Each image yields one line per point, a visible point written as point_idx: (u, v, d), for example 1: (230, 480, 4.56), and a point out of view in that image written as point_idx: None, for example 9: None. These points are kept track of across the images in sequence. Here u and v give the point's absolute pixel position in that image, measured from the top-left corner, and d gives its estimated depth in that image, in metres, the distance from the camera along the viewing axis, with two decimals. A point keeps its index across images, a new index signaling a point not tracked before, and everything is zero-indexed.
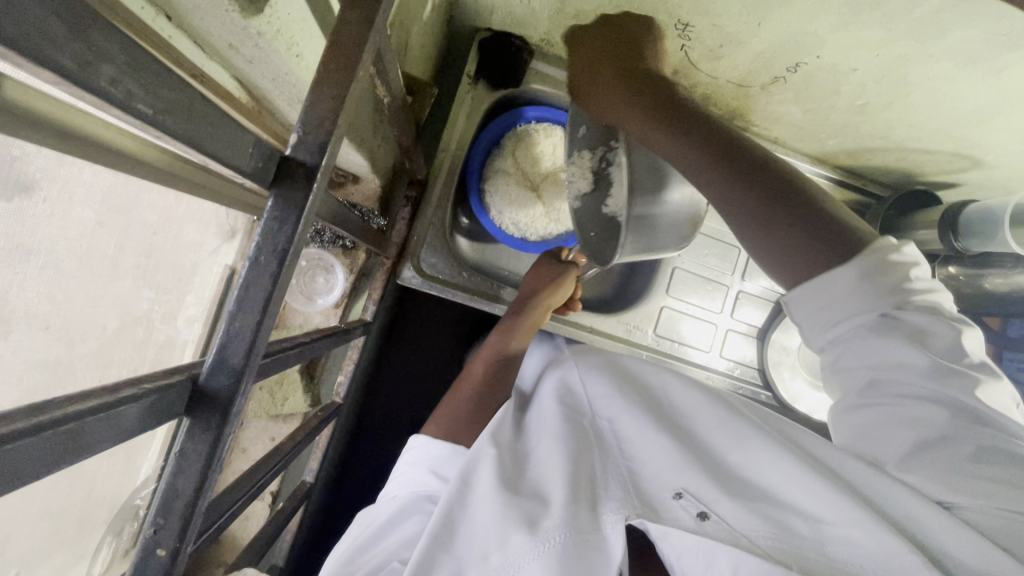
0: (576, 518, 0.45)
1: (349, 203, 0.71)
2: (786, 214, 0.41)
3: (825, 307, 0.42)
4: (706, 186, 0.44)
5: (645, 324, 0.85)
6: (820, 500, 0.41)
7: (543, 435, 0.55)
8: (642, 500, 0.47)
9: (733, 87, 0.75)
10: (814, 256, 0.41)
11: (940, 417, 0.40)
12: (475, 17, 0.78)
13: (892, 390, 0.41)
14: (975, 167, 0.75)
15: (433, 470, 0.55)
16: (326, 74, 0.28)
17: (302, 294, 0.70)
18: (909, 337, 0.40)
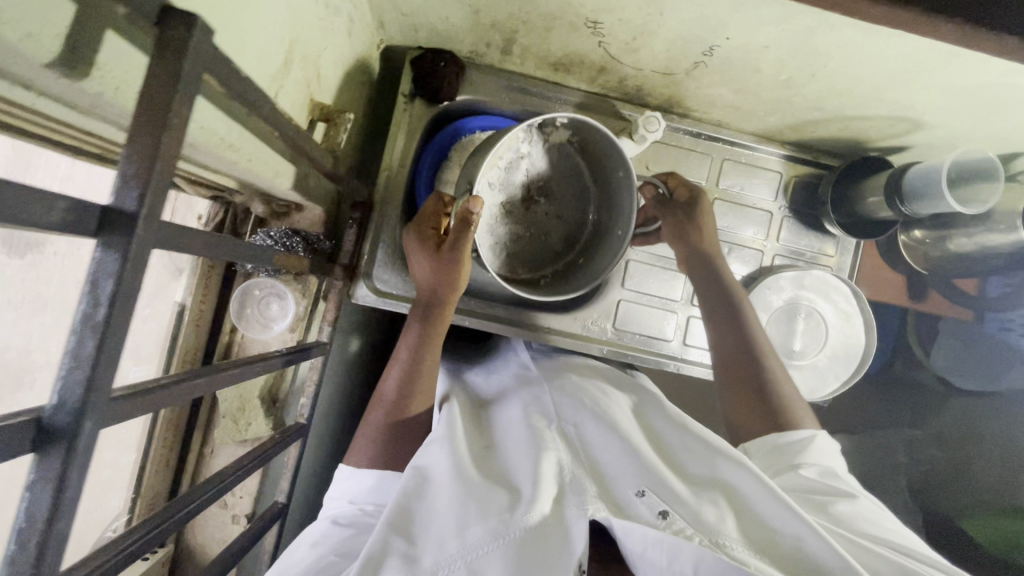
0: (547, 511, 0.48)
1: (294, 231, 0.74)
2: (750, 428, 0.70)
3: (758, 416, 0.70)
4: (726, 370, 0.74)
5: (604, 320, 0.86)
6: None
7: (512, 436, 0.58)
8: (608, 498, 0.50)
9: (660, 76, 0.75)
10: (760, 421, 0.69)
11: (852, 493, 0.57)
12: (403, 37, 0.80)
13: (820, 480, 0.59)
14: (918, 128, 0.74)
15: (356, 500, 0.60)
16: (140, 124, 0.27)
17: (256, 322, 0.73)
18: (816, 463, 0.62)
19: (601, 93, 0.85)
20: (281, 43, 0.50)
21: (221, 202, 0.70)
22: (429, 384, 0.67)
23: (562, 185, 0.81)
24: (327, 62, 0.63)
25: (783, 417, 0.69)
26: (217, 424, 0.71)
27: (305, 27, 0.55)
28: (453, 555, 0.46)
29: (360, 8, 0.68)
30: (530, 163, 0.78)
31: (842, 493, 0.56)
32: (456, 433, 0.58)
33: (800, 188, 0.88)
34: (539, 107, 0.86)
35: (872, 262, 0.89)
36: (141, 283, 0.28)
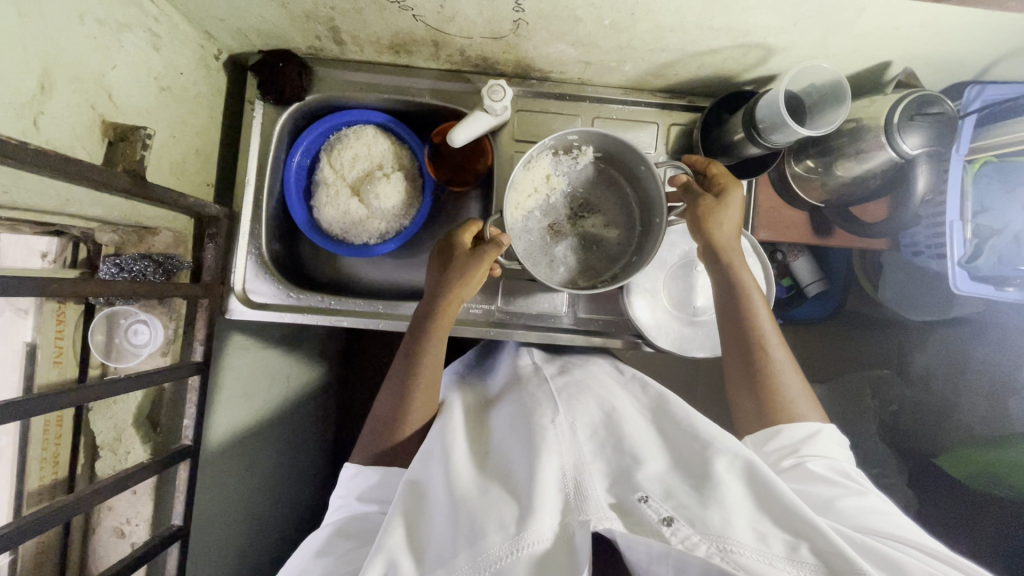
0: (549, 527, 0.48)
1: (146, 254, 0.73)
2: (752, 421, 0.68)
3: (760, 412, 0.67)
4: (737, 370, 0.70)
5: (491, 301, 0.84)
6: (785, 513, 0.48)
7: (514, 446, 0.59)
8: (613, 508, 0.50)
9: (493, 42, 0.72)
10: (764, 408, 0.67)
11: (856, 488, 0.57)
12: (239, 45, 0.78)
13: (830, 479, 0.58)
14: (771, 54, 0.69)
15: (362, 496, 0.63)
16: None
17: (124, 350, 0.73)
18: (827, 459, 0.61)
19: (455, 69, 0.82)
20: (27, 69, 0.49)
21: (64, 237, 0.69)
22: (429, 394, 0.70)
23: (608, 206, 0.83)
24: (123, 81, 0.61)
25: (773, 404, 0.66)
26: (97, 458, 0.72)
27: (68, 50, 0.54)
28: (455, 572, 0.46)
29: (164, 21, 0.67)
30: (564, 185, 0.82)
31: (856, 488, 0.56)
32: (457, 449, 0.59)
33: (681, 136, 0.84)
34: (394, 92, 0.84)
35: (768, 202, 0.84)
36: None
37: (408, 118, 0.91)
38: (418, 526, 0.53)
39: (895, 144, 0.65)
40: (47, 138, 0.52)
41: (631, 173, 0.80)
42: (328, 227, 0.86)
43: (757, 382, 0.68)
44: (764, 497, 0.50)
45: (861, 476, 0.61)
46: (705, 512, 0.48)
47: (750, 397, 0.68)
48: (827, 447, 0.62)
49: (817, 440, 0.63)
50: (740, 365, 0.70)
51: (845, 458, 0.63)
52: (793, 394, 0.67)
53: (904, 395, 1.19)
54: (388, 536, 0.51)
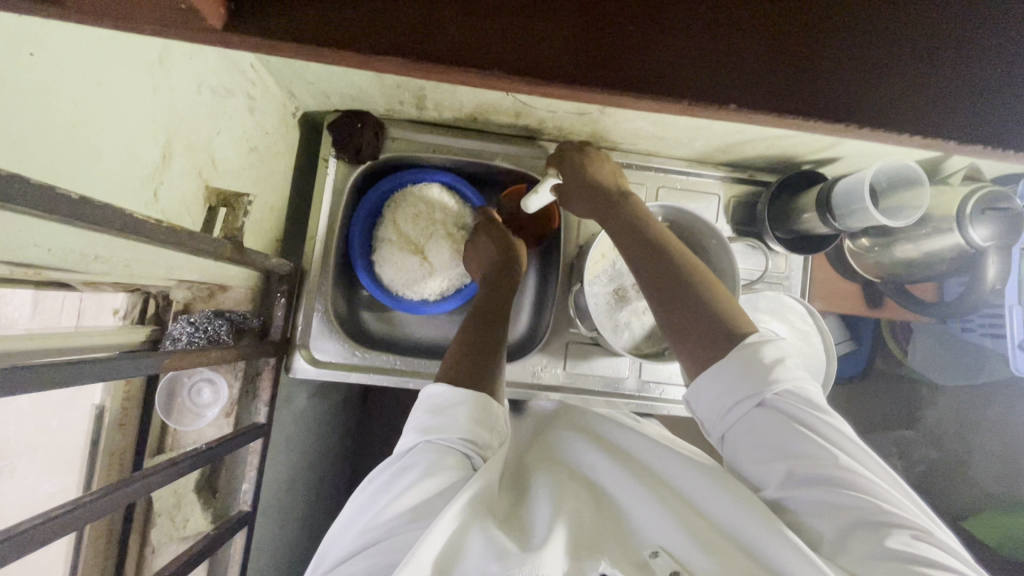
0: (562, 565, 0.44)
1: (218, 312, 0.70)
2: (696, 346, 0.55)
3: (720, 391, 0.52)
4: (666, 291, 0.58)
5: (553, 363, 0.85)
6: (791, 558, 0.44)
7: (537, 490, 0.54)
8: (622, 556, 0.47)
9: (576, 116, 0.74)
10: (704, 338, 0.55)
11: (849, 498, 0.47)
12: (318, 104, 0.79)
13: (812, 479, 0.48)
14: (843, 141, 0.72)
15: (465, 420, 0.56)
16: None
17: (190, 411, 0.70)
18: (795, 434, 0.49)
19: (527, 135, 0.84)
20: (153, 141, 0.49)
21: (137, 292, 0.65)
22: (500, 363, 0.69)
23: None
24: (224, 145, 0.62)
25: (714, 325, 0.55)
26: (152, 525, 0.69)
27: (186, 120, 0.54)
28: None
29: (259, 85, 0.67)
30: None
31: (845, 504, 0.47)
32: None
33: (740, 208, 0.87)
34: (466, 154, 0.85)
35: (822, 274, 0.87)
36: None
37: (470, 176, 0.92)
38: (453, 545, 0.45)
39: (966, 233, 0.69)
40: (162, 207, 0.52)
41: (694, 244, 0.81)
42: (387, 282, 0.85)
43: (691, 296, 0.57)
44: (772, 536, 0.46)
45: (851, 448, 0.49)
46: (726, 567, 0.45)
47: (696, 354, 0.55)
48: (789, 409, 0.50)
49: (784, 435, 0.50)
50: (667, 281, 0.58)
51: (828, 422, 0.50)
52: (725, 304, 0.57)
53: (929, 455, 1.21)
54: (421, 548, 0.43)
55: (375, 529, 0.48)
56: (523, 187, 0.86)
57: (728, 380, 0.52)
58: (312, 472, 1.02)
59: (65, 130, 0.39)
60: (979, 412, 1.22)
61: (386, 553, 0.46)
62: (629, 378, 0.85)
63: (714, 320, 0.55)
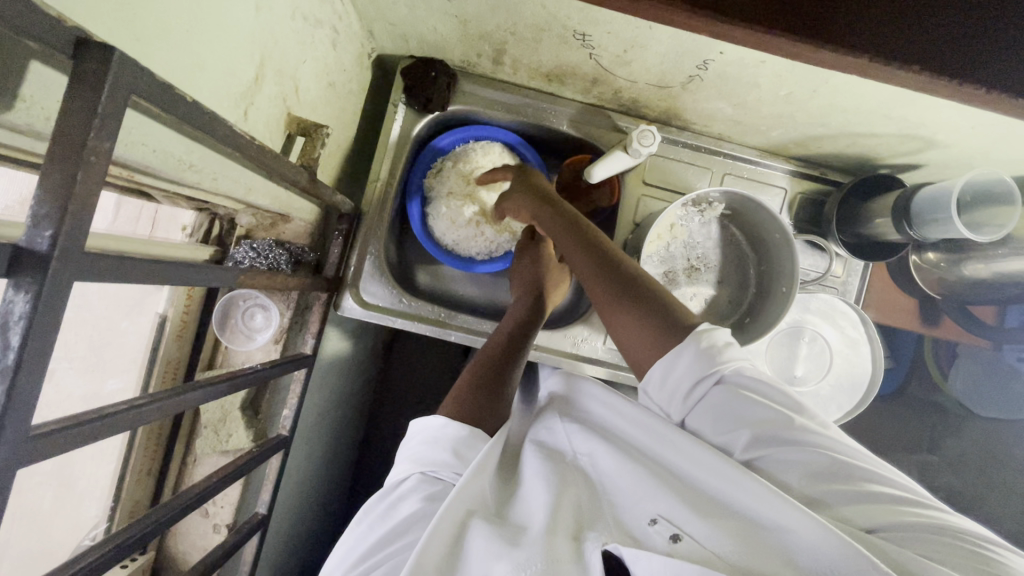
0: (560, 547, 0.46)
1: (279, 241, 0.72)
2: (649, 347, 0.57)
3: (678, 379, 0.54)
4: (624, 295, 0.60)
5: (593, 337, 0.85)
6: (784, 516, 0.44)
7: (530, 478, 0.56)
8: (620, 530, 0.49)
9: (655, 89, 0.72)
10: (654, 338, 0.56)
11: (818, 451, 0.48)
12: (394, 47, 0.78)
13: (781, 440, 0.49)
14: (931, 147, 0.69)
15: (455, 449, 0.56)
16: (51, 161, 0.27)
17: (242, 333, 0.73)
18: (754, 399, 0.51)
19: (597, 104, 0.83)
20: (250, 60, 0.50)
21: (205, 212, 0.69)
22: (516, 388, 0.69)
23: (726, 261, 0.84)
24: (307, 75, 0.62)
25: (662, 321, 0.57)
26: (198, 435, 0.72)
27: (279, 44, 0.54)
28: None
29: (344, 19, 0.67)
30: (687, 235, 0.82)
31: (806, 457, 0.48)
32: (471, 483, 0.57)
33: (805, 205, 0.84)
34: (534, 116, 0.84)
35: (881, 284, 0.84)
36: (54, 334, 0.29)
37: (532, 140, 0.91)
38: (452, 550, 0.47)
39: None
40: (250, 127, 0.53)
41: (757, 235, 0.79)
42: (439, 235, 0.85)
43: (641, 295, 0.59)
44: (768, 504, 0.45)
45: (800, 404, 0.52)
46: (724, 529, 0.45)
47: (647, 343, 0.56)
48: (742, 377, 0.52)
49: (740, 405, 0.51)
50: (621, 285, 0.61)
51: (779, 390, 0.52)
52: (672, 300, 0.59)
53: (951, 482, 1.18)
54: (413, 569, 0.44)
55: (370, 562, 0.49)
56: (586, 156, 0.84)
57: (684, 368, 0.53)
58: (339, 410, 1.05)
59: (179, 34, 0.40)
60: (1007, 449, 1.20)
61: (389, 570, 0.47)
62: None
63: (668, 311, 0.58)
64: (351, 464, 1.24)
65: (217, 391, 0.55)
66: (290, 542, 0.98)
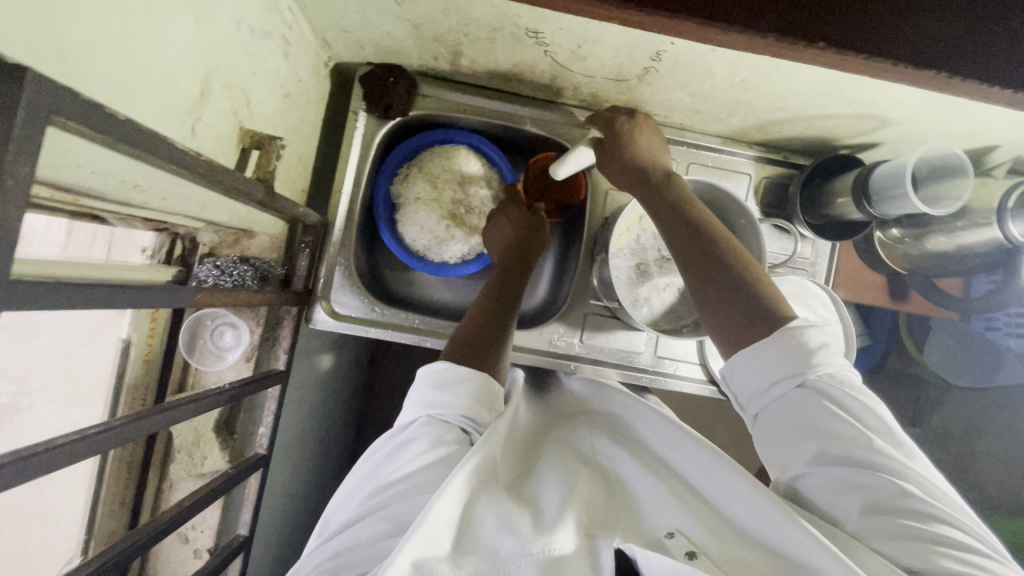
0: (572, 542, 0.47)
1: (243, 258, 0.71)
2: (739, 325, 0.56)
3: (759, 373, 0.55)
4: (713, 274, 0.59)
5: (570, 333, 0.85)
6: (793, 545, 0.46)
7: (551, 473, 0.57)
8: (639, 536, 0.50)
9: (613, 83, 0.73)
10: (747, 319, 0.56)
11: (882, 483, 0.48)
12: (351, 55, 0.78)
13: (844, 459, 0.49)
14: (885, 125, 0.70)
15: (461, 395, 0.59)
16: None
17: (212, 352, 0.71)
18: (835, 414, 0.51)
19: (559, 101, 0.83)
20: (194, 75, 0.49)
21: (165, 232, 0.66)
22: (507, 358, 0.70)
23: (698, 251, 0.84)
24: (259, 88, 0.61)
25: (756, 304, 0.56)
26: (172, 460, 0.70)
27: (225, 57, 0.53)
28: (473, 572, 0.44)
29: (295, 29, 0.66)
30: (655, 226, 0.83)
31: (869, 484, 0.48)
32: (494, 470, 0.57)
33: (771, 189, 0.85)
34: (496, 117, 0.84)
35: (849, 263, 0.85)
36: None
37: (498, 140, 0.91)
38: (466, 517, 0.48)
39: (1006, 229, 0.67)
40: (199, 144, 0.52)
41: (724, 222, 0.80)
42: (410, 242, 0.85)
43: (734, 277, 0.58)
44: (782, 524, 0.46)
45: (888, 431, 0.51)
46: (737, 555, 0.47)
47: (737, 327, 0.57)
48: (831, 388, 0.52)
49: (821, 414, 0.51)
50: (706, 265, 0.59)
51: (868, 412, 0.51)
52: (764, 284, 0.58)
53: (933, 453, 1.21)
54: (430, 516, 0.44)
55: (379, 499, 0.51)
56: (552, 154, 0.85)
57: (770, 359, 0.54)
58: (323, 424, 1.04)
59: (114, 50, 0.39)
60: (987, 417, 1.22)
61: (395, 517, 0.49)
62: (644, 352, 0.85)
63: (760, 294, 0.57)
64: (339, 478, 1.22)
65: (204, 406, 0.57)
66: (278, 562, 0.96)
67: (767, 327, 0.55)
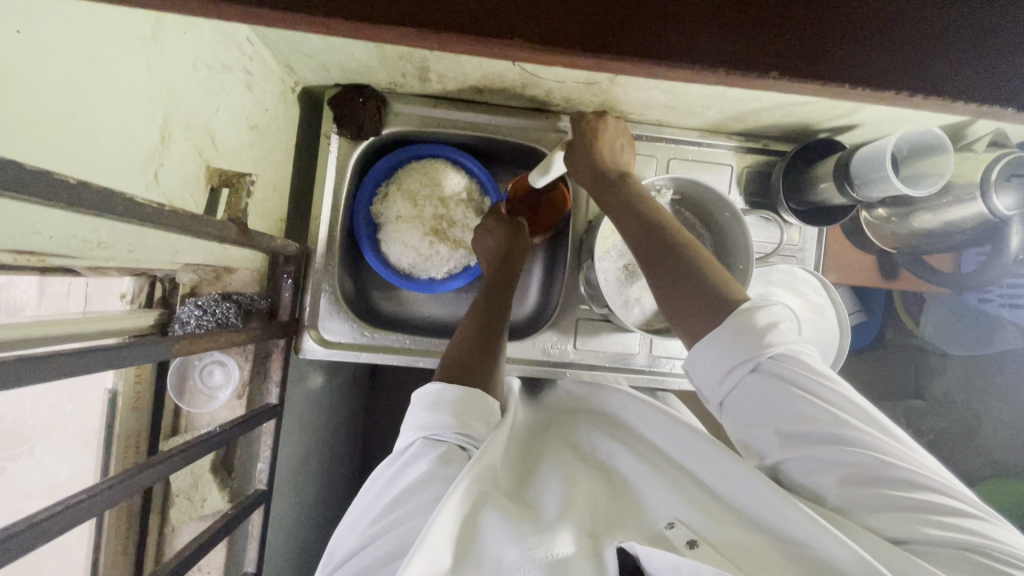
0: (575, 542, 0.46)
1: (225, 295, 0.70)
2: (694, 317, 0.55)
3: (713, 364, 0.53)
4: (665, 267, 0.57)
5: (564, 339, 0.84)
6: (787, 522, 0.46)
7: (548, 477, 0.56)
8: (641, 534, 0.49)
9: (585, 86, 0.72)
10: (702, 309, 0.55)
11: (860, 458, 0.47)
12: (318, 78, 0.76)
13: (817, 438, 0.49)
14: (863, 108, 0.70)
15: (453, 414, 0.57)
16: None
17: (202, 392, 0.71)
18: (801, 396, 0.49)
19: (533, 107, 0.82)
20: (150, 123, 0.47)
21: (143, 276, 0.65)
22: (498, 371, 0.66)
23: None
24: (223, 123, 0.60)
25: (709, 291, 0.55)
26: (171, 504, 0.69)
27: (183, 100, 0.52)
28: None
29: (256, 59, 0.65)
30: None
31: (847, 461, 0.47)
32: None
33: (753, 178, 0.85)
34: (471, 128, 0.83)
35: (837, 246, 0.85)
36: None
37: (476, 150, 0.90)
38: (467, 528, 0.47)
39: (989, 201, 0.66)
40: (164, 190, 0.51)
41: (708, 215, 0.79)
42: (394, 260, 0.84)
43: (685, 267, 0.57)
44: (784, 509, 0.46)
45: (858, 403, 0.50)
46: (739, 538, 0.46)
47: (692, 318, 0.55)
48: (793, 370, 0.50)
49: (780, 398, 0.50)
50: (656, 257, 0.58)
51: (833, 385, 0.50)
52: (716, 273, 0.57)
53: (937, 424, 1.21)
54: (433, 528, 0.43)
55: (382, 526, 0.50)
56: (524, 178, 0.82)
57: (720, 349, 0.52)
58: (326, 449, 1.03)
59: (58, 113, 0.38)
60: (989, 383, 1.22)
61: (396, 539, 0.48)
62: (639, 353, 0.85)
63: (712, 285, 0.56)
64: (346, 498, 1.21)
65: (202, 449, 0.56)
66: None
67: (720, 315, 0.54)
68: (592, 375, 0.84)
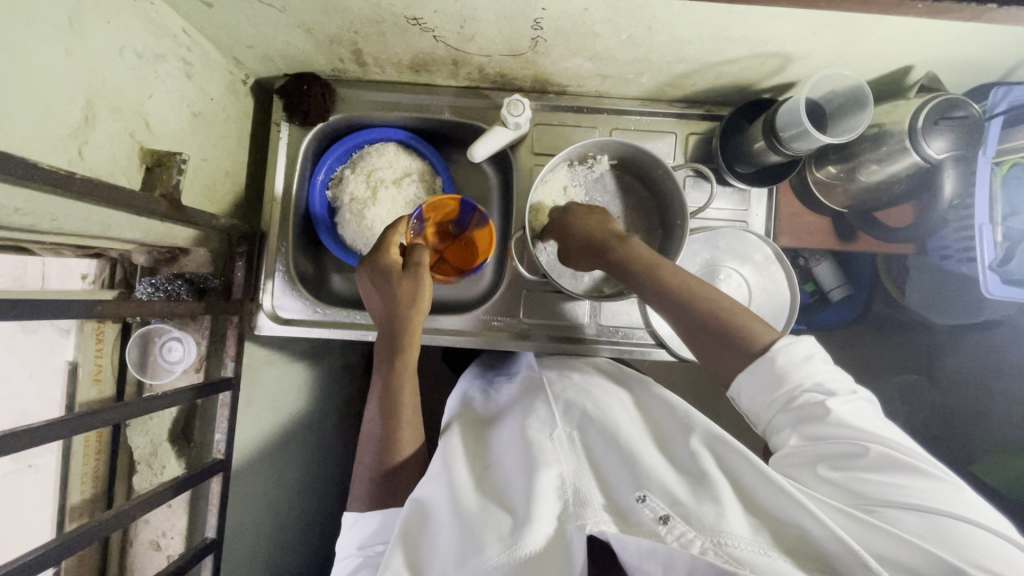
0: (546, 525, 0.48)
1: (178, 273, 0.75)
2: (707, 334, 0.64)
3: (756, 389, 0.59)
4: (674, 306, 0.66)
5: (515, 312, 0.86)
6: (780, 504, 0.48)
7: (509, 452, 0.59)
8: (614, 510, 0.51)
9: (512, 59, 0.74)
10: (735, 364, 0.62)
11: (862, 450, 0.52)
12: (266, 69, 0.81)
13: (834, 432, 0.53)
14: (790, 62, 0.69)
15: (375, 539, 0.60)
16: None
17: (162, 367, 0.75)
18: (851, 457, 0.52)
19: (473, 86, 0.84)
20: (73, 103, 0.52)
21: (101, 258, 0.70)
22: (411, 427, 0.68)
23: (631, 214, 0.83)
24: (159, 109, 0.64)
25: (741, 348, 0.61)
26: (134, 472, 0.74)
27: (109, 83, 0.56)
28: None
29: (196, 50, 0.69)
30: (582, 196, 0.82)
31: (852, 450, 0.52)
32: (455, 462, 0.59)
33: (699, 145, 0.84)
34: (415, 110, 0.86)
35: (788, 208, 0.83)
36: None
37: (427, 134, 0.93)
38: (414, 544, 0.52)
39: (921, 149, 0.66)
40: (91, 166, 0.55)
41: (650, 178, 0.79)
42: (348, 242, 0.87)
43: (724, 339, 0.62)
44: (785, 499, 0.47)
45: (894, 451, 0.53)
46: (700, 508, 0.48)
47: (708, 334, 0.64)
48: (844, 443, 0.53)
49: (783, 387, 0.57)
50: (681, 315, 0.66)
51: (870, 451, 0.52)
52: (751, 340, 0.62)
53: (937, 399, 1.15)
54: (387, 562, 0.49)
55: None
56: (447, 201, 0.79)
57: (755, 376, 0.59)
58: None
59: None
60: None
61: None
62: (590, 323, 0.85)
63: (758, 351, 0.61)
64: None
65: (148, 407, 0.60)
66: None
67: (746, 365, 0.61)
68: (543, 346, 0.85)
